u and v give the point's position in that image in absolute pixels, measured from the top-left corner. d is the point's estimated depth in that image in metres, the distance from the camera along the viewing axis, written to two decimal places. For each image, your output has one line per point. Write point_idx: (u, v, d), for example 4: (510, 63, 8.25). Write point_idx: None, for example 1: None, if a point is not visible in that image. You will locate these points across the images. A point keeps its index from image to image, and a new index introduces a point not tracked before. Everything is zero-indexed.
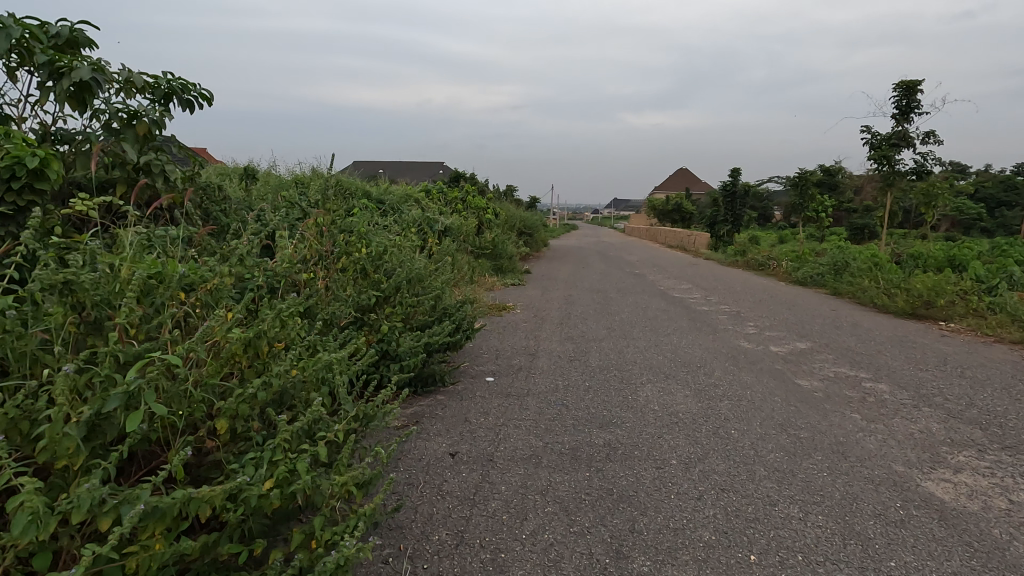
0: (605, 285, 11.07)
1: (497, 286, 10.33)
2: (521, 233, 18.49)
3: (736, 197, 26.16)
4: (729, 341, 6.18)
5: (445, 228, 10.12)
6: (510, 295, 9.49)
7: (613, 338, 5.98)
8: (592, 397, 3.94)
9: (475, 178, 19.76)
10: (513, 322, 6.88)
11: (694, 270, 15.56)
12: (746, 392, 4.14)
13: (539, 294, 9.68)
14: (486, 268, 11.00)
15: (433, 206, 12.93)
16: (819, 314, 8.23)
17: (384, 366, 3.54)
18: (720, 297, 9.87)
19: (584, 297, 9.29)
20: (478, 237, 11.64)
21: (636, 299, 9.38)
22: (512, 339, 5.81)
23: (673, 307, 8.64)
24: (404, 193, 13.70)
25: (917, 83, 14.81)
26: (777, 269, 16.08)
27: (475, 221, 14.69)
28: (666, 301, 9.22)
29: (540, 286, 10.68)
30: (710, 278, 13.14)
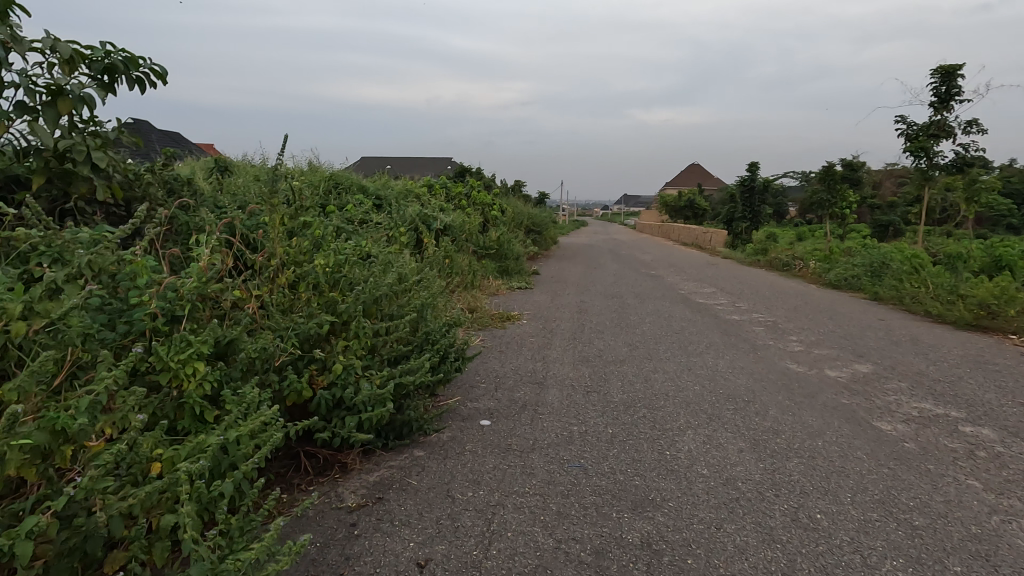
0: (621, 289, 10.10)
1: (502, 290, 9.39)
2: (529, 231, 17.51)
3: (754, 193, 24.95)
4: (774, 362, 5.20)
5: (445, 227, 9.20)
6: (516, 301, 8.56)
7: (636, 359, 5.04)
8: (618, 454, 2.98)
9: (481, 172, 18.78)
10: (517, 337, 5.95)
11: (715, 271, 14.50)
12: (818, 445, 3.19)
13: (548, 300, 8.75)
14: (490, 271, 10.06)
15: (434, 202, 12.00)
16: (868, 326, 7.19)
17: (336, 420, 2.61)
18: (750, 303, 8.86)
19: (599, 304, 8.33)
20: (482, 236, 10.70)
21: (657, 306, 8.40)
22: (514, 361, 4.87)
23: (699, 316, 7.65)
24: (403, 188, 12.78)
25: (958, 68, 13.59)
26: (804, 269, 14.96)
27: (480, 218, 13.74)
28: (690, 309, 8.22)
29: (549, 291, 9.74)
30: (734, 281, 12.10)
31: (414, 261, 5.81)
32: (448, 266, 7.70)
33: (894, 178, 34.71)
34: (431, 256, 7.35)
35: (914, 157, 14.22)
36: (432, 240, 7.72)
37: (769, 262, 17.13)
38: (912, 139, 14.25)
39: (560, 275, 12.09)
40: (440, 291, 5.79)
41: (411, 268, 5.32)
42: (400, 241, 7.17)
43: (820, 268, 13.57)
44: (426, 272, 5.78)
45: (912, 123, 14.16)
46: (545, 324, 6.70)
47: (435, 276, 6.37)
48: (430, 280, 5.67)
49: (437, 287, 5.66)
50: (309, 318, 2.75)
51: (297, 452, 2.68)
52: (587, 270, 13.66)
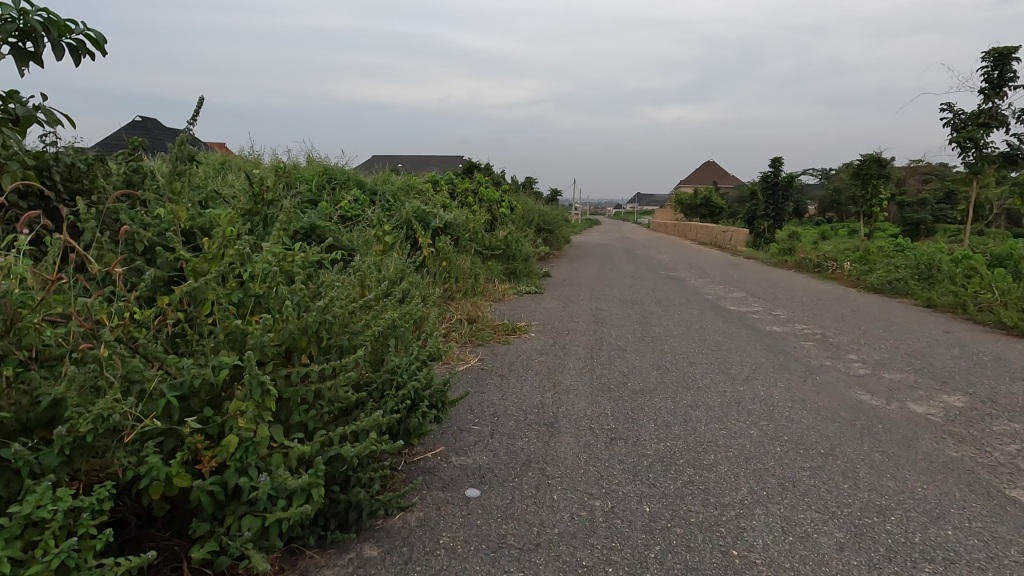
0: (640, 293, 9.12)
1: (508, 296, 8.44)
2: (540, 229, 16.53)
3: (778, 189, 23.72)
4: (840, 391, 4.19)
5: (444, 225, 8.31)
6: (523, 309, 7.62)
7: (667, 387, 4.07)
8: (663, 557, 2.04)
9: (490, 168, 17.89)
10: (522, 355, 5.01)
11: (740, 272, 13.42)
12: (949, 540, 2.22)
13: (559, 307, 7.79)
14: (496, 275, 9.13)
15: (437, 198, 11.07)
16: (936, 340, 6.13)
17: (229, 523, 1.67)
18: (789, 311, 7.84)
19: (617, 311, 7.36)
20: (488, 234, 9.78)
21: (683, 314, 7.40)
22: (518, 392, 3.92)
23: (734, 327, 6.63)
24: (405, 184, 11.93)
25: (1012, 51, 12.43)
26: (837, 271, 13.82)
27: (487, 215, 12.80)
28: (722, 318, 7.21)
29: (561, 296, 8.77)
30: (764, 284, 11.05)
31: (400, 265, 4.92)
32: (446, 268, 6.80)
33: (919, 175, 33.42)
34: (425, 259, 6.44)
35: (960, 149, 13.04)
36: (428, 237, 6.81)
37: (798, 263, 15.99)
38: (959, 128, 13.06)
39: (573, 277, 11.14)
40: (427, 302, 4.88)
41: (394, 276, 4.42)
42: (390, 242, 6.28)
43: (857, 270, 12.44)
44: (412, 280, 4.88)
45: (959, 112, 12.99)
46: (557, 337, 5.74)
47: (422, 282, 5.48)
48: (416, 291, 4.75)
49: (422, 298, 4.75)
50: (200, 361, 1.83)
51: (180, 563, 1.77)
52: (601, 271, 12.67)
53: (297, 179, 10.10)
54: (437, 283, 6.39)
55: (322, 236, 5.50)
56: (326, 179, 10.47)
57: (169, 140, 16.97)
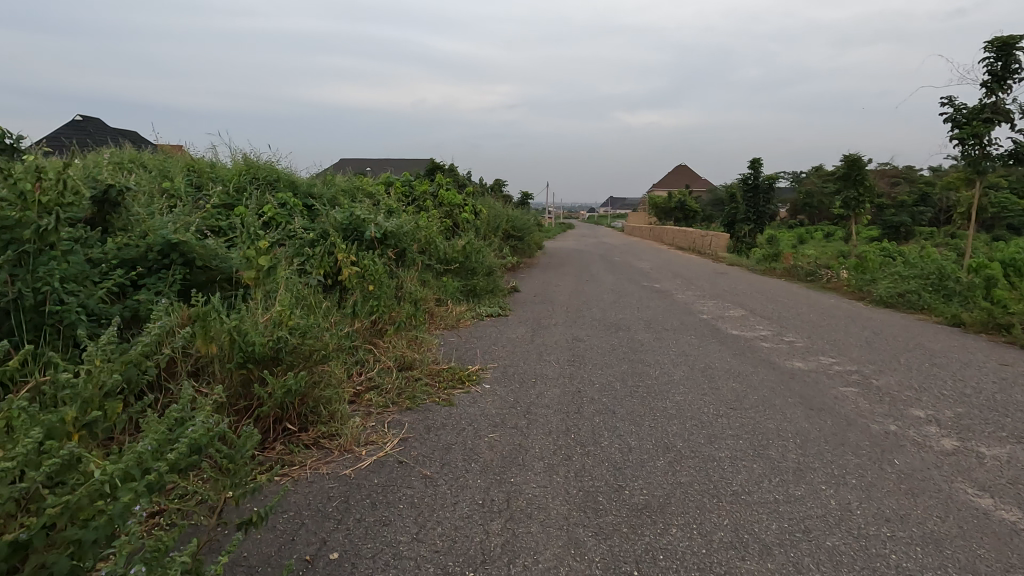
0: (623, 315, 7.65)
1: (463, 322, 6.90)
2: (509, 236, 15.00)
3: (759, 191, 22.68)
4: (944, 491, 2.76)
5: (382, 234, 6.73)
6: (479, 339, 6.06)
7: (687, 501, 2.56)
8: None
9: (454, 169, 16.30)
10: (466, 427, 3.45)
11: (729, 283, 12.12)
12: None
13: (523, 335, 6.24)
14: (450, 295, 7.55)
15: (386, 202, 9.45)
16: (1005, 381, 4.78)
17: None
18: (804, 338, 6.47)
19: (598, 341, 5.87)
20: (443, 244, 8.22)
21: (679, 344, 5.93)
22: (447, 522, 2.37)
23: (746, 364, 5.19)
24: (349, 186, 10.28)
25: (1017, 40, 11.44)
26: (833, 280, 12.62)
27: (446, 222, 11.22)
28: (728, 350, 5.77)
29: (528, 320, 7.25)
30: (760, 299, 9.74)
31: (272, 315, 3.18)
32: (374, 291, 5.20)
33: (889, 177, 33.31)
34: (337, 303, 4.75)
35: (962, 146, 11.98)
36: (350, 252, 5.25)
37: (787, 270, 14.76)
38: (960, 124, 12.02)
39: (544, 293, 9.64)
40: (316, 361, 3.18)
41: (227, 347, 2.82)
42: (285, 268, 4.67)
43: (857, 280, 11.21)
44: (291, 322, 3.14)
45: (960, 107, 11.95)
46: (515, 390, 4.20)
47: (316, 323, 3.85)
48: (293, 349, 3.03)
49: (298, 364, 3.08)
50: None
51: None
52: (577, 283, 11.19)
53: (212, 179, 8.42)
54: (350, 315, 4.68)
55: (187, 253, 4.00)
56: (250, 179, 8.79)
57: (83, 133, 14.90)
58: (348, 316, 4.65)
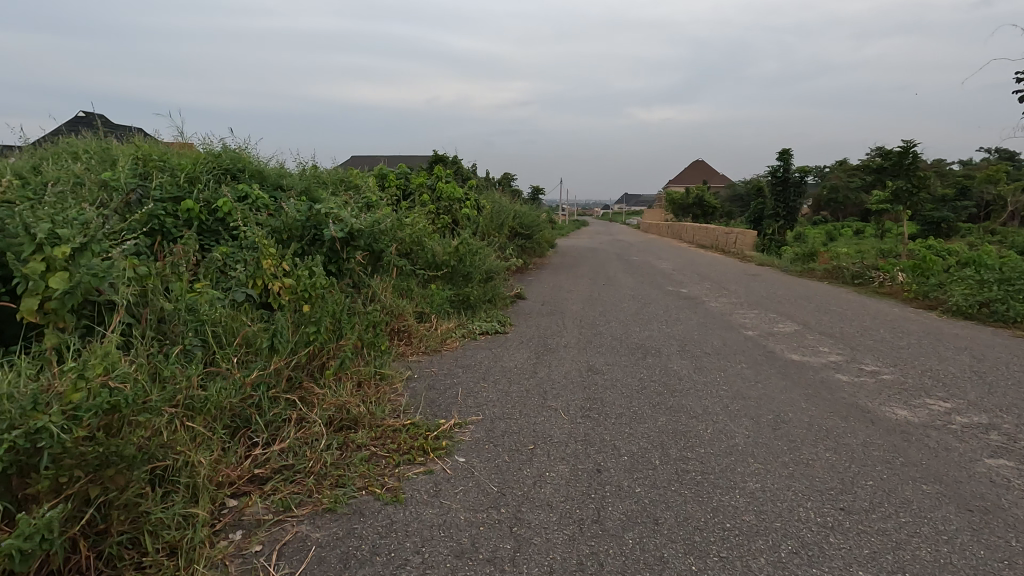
0: (651, 332, 6.21)
1: (450, 343, 5.52)
2: (517, 234, 13.59)
3: (789, 185, 20.94)
4: None
5: (347, 231, 5.38)
6: (465, 370, 4.65)
7: None
8: None
9: (457, 161, 14.94)
10: (407, 560, 2.05)
11: (767, 288, 10.59)
12: None
13: (521, 364, 4.83)
14: (435, 308, 6.16)
15: (369, 194, 8.10)
16: None
17: None
18: (890, 368, 4.96)
19: (621, 375, 4.43)
20: (432, 245, 6.83)
21: (729, 379, 4.46)
22: None
23: (832, 413, 3.71)
24: (329, 179, 8.95)
25: None
26: (887, 285, 10.99)
27: (443, 219, 9.83)
28: (797, 387, 4.29)
29: (533, 338, 5.84)
30: (811, 309, 8.21)
31: (53, 385, 1.81)
32: (311, 312, 3.69)
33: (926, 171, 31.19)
34: (254, 332, 3.37)
35: None
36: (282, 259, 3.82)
37: (828, 271, 13.12)
38: None
39: (554, 301, 8.22)
40: (131, 464, 1.79)
41: None
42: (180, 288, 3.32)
43: (921, 285, 9.58)
44: (76, 396, 1.76)
45: None
46: (499, 470, 2.79)
47: (175, 383, 2.46)
48: (68, 453, 1.65)
49: (84, 476, 1.68)
50: None
51: None
52: (593, 289, 9.75)
53: (160, 168, 7.12)
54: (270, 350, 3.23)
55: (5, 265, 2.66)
56: (208, 168, 7.47)
57: None
58: (264, 351, 3.21)
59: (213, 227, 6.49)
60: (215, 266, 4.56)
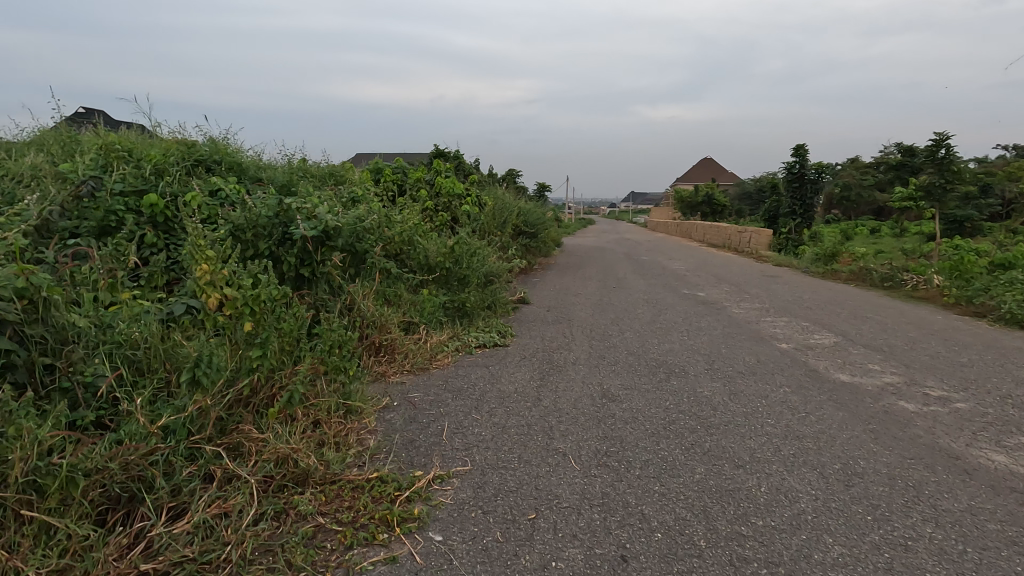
0: (671, 345, 5.45)
1: (441, 358, 4.78)
2: (521, 232, 12.83)
3: (806, 182, 20.05)
4: None
5: (322, 230, 4.65)
6: (455, 395, 3.91)
7: None
8: None
9: (459, 156, 14.19)
10: None
11: (791, 291, 9.80)
12: None
13: (523, 387, 4.08)
14: (425, 317, 5.43)
15: (358, 189, 7.37)
16: None
17: None
18: (961, 394, 4.18)
19: (643, 405, 3.67)
20: (424, 244, 6.10)
21: (774, 409, 3.69)
22: None
23: (914, 461, 2.94)
24: (317, 173, 8.23)
25: None
26: (921, 288, 10.16)
27: (440, 216, 9.09)
28: (859, 421, 3.52)
29: (536, 353, 5.09)
30: (844, 317, 7.41)
31: None
32: (254, 333, 2.85)
33: None
34: (176, 362, 2.72)
35: None
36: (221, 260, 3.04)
37: (853, 272, 12.26)
38: None
39: (561, 306, 7.47)
40: None
41: None
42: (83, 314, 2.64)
43: (963, 290, 8.75)
44: None
45: None
46: (487, 556, 2.05)
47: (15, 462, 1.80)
48: None
49: None
50: None
51: None
52: (602, 292, 8.98)
53: (123, 158, 6.40)
54: (191, 380, 2.49)
55: None
56: (177, 159, 6.74)
57: None
58: (183, 381, 2.47)
59: (178, 225, 5.77)
60: (160, 271, 3.84)
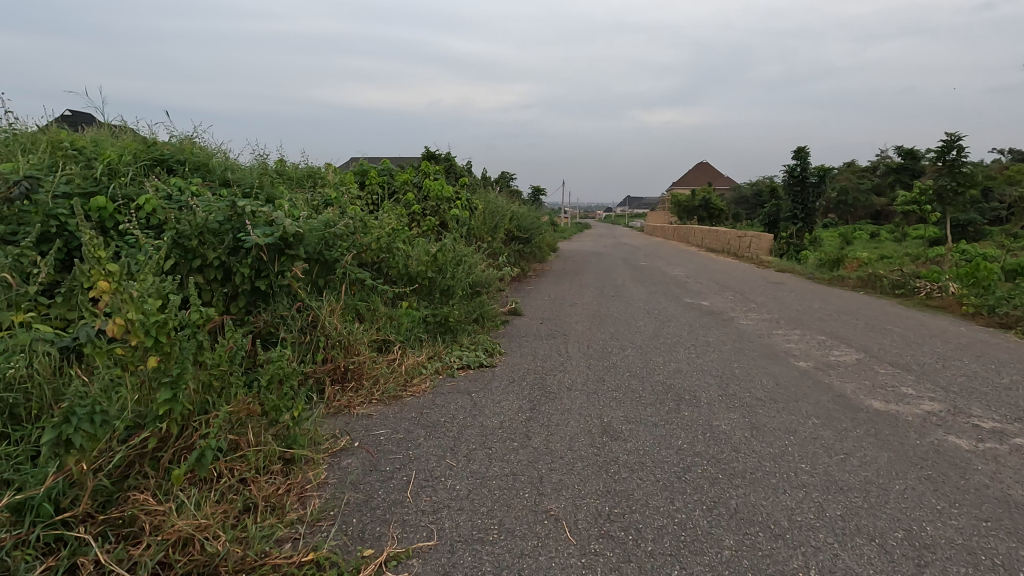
0: (678, 365, 4.88)
1: (418, 384, 4.20)
2: (514, 237, 12.28)
3: (807, 185, 19.56)
4: None
5: (279, 237, 4.06)
6: (429, 432, 3.31)
7: None
8: None
9: (450, 158, 13.64)
10: None
11: (799, 300, 9.26)
12: None
13: (509, 420, 3.49)
14: (401, 335, 4.84)
15: (335, 192, 6.79)
16: None
17: None
18: (1017, 426, 3.61)
19: (651, 445, 3.09)
20: (403, 253, 5.51)
21: (806, 449, 3.11)
22: None
23: (993, 526, 2.36)
24: (293, 176, 7.64)
25: None
26: (935, 297, 9.63)
27: (426, 221, 8.51)
28: (910, 467, 2.94)
29: (526, 375, 4.51)
30: (861, 329, 6.86)
31: None
32: (166, 367, 2.24)
33: None
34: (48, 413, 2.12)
35: None
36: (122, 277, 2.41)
37: (860, 279, 11.72)
38: None
39: (555, 318, 6.90)
40: None
41: None
42: None
43: (983, 299, 8.21)
44: None
45: None
46: None
47: None
48: None
49: None
50: None
51: None
52: (600, 301, 8.42)
53: (72, 158, 5.79)
54: (58, 440, 1.86)
55: None
56: (134, 159, 6.13)
57: None
58: (46, 442, 1.84)
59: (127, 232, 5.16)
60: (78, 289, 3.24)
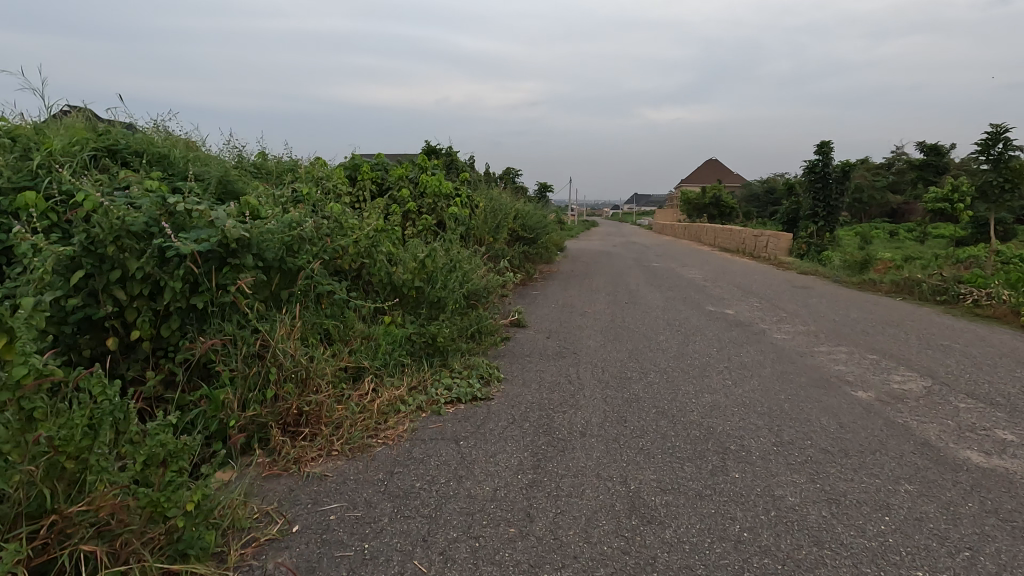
0: (715, 397, 4.01)
1: (392, 428, 3.36)
2: (519, 238, 11.41)
3: (829, 182, 18.56)
4: None
5: (220, 243, 3.25)
6: (398, 506, 2.47)
7: None
8: None
9: (452, 152, 12.76)
10: None
11: (833, 308, 8.35)
12: None
13: (506, 486, 2.65)
14: (380, 359, 4.00)
15: (313, 188, 5.96)
16: None
17: None
18: None
19: (701, 536, 2.24)
20: (386, 259, 4.66)
21: (915, 542, 2.25)
22: None
23: None
24: (270, 170, 6.81)
25: None
26: (984, 306, 8.68)
27: (420, 220, 7.66)
28: None
29: (530, 412, 3.65)
30: (916, 346, 5.96)
31: None
32: None
33: None
34: None
35: None
36: None
37: (895, 284, 10.76)
38: None
39: (565, 332, 6.04)
40: None
41: None
42: None
43: None
44: None
45: None
46: None
47: None
48: None
49: None
50: None
51: None
52: (613, 310, 7.55)
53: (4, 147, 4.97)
54: None
55: None
56: (81, 149, 5.31)
57: None
58: None
59: None
60: None
